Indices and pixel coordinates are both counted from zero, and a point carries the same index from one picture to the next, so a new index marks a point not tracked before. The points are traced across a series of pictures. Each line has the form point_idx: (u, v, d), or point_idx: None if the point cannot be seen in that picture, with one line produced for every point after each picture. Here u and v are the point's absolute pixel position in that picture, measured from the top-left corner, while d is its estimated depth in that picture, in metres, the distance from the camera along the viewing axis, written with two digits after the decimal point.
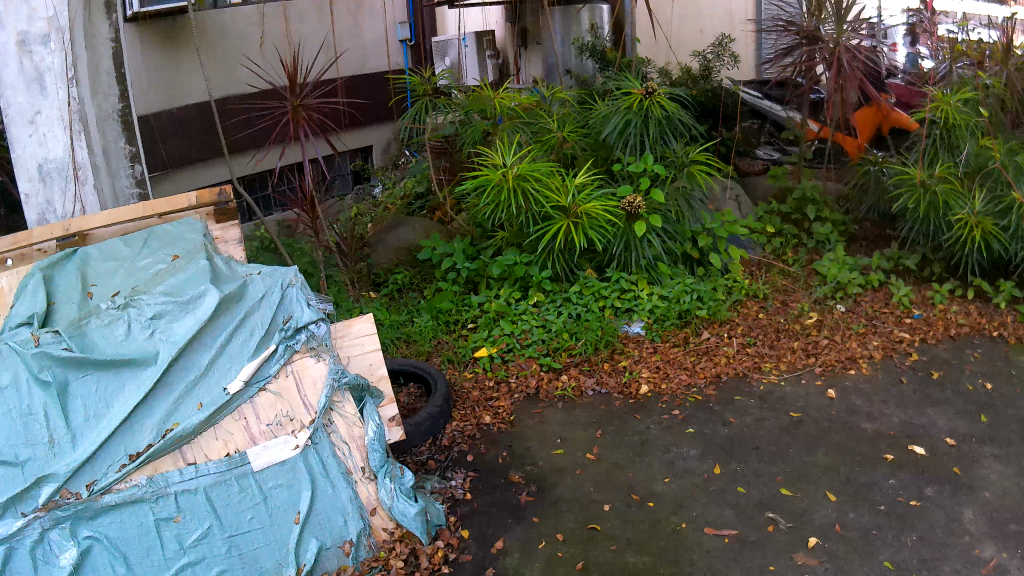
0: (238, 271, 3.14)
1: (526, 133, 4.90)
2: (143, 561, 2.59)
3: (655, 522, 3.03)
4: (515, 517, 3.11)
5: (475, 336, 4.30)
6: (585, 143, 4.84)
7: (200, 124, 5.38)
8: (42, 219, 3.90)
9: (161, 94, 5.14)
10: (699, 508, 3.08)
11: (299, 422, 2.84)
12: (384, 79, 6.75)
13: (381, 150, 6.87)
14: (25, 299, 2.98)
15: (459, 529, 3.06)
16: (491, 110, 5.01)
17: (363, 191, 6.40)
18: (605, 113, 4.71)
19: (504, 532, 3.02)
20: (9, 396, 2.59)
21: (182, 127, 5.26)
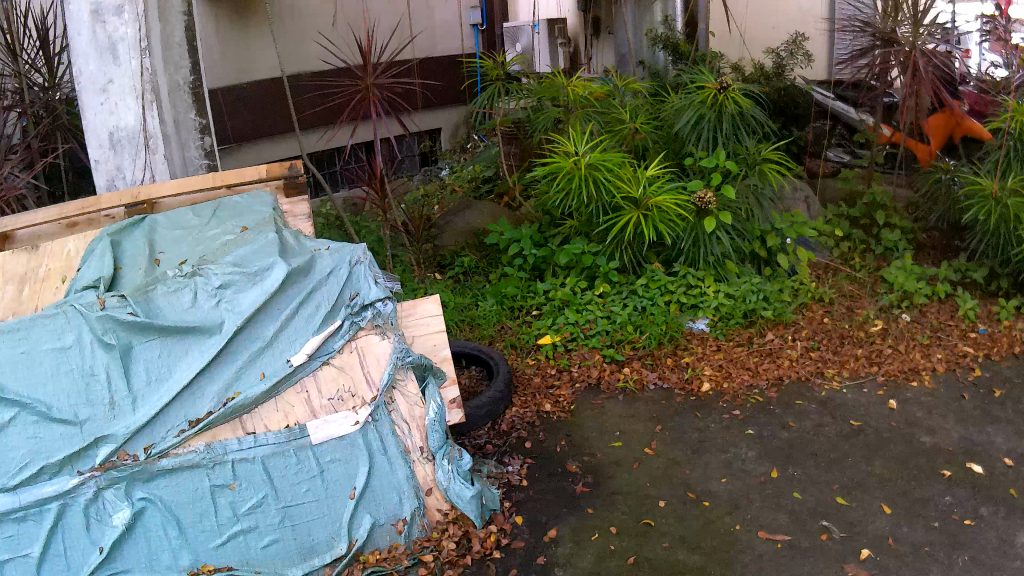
0: (307, 246, 3.17)
1: (598, 122, 4.85)
2: (195, 525, 2.64)
3: (708, 522, 2.99)
4: (570, 506, 3.10)
5: (539, 322, 4.31)
6: (657, 135, 4.80)
7: (270, 100, 5.44)
8: (111, 185, 3.91)
9: (229, 70, 5.18)
10: (753, 510, 3.05)
11: (361, 399, 2.87)
12: (459, 65, 6.83)
13: (449, 132, 6.87)
14: (93, 263, 3.09)
15: (513, 514, 3.06)
16: (564, 100, 4.94)
17: (431, 172, 6.42)
18: (678, 107, 4.66)
19: (558, 521, 3.02)
20: (73, 356, 2.70)
21: (252, 102, 5.29)
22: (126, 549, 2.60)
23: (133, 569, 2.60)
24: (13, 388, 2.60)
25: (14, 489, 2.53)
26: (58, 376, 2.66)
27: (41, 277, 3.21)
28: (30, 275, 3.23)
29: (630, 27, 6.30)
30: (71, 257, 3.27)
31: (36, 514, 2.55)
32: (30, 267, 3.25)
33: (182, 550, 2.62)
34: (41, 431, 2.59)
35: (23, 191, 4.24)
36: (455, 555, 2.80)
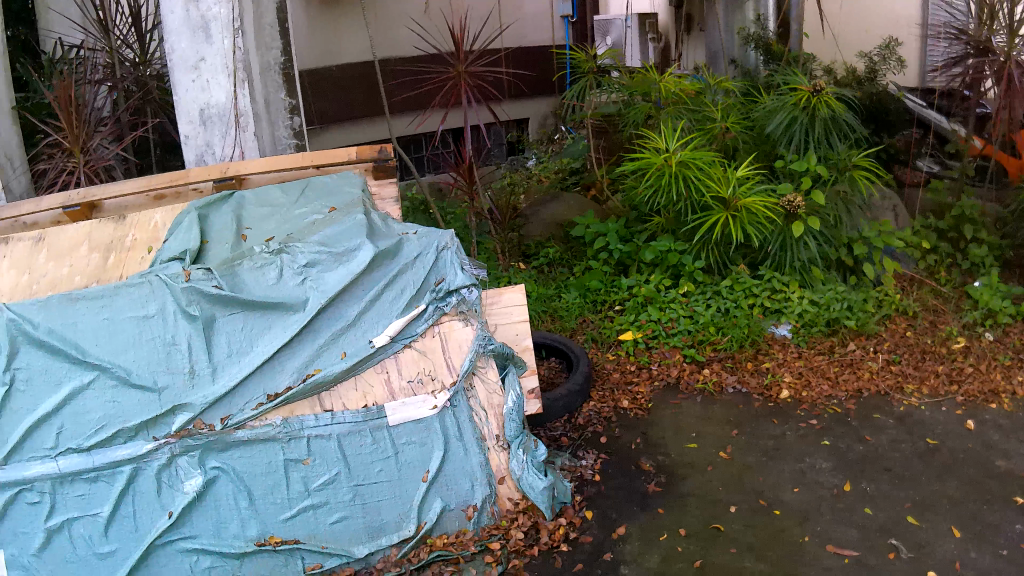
0: (394, 229, 3.22)
1: (688, 119, 4.87)
2: (265, 497, 2.77)
3: (777, 531, 2.96)
4: (641, 505, 3.15)
5: (621, 318, 4.38)
6: (748, 135, 4.79)
7: (360, 83, 5.50)
8: (201, 160, 3.94)
9: (320, 52, 5.26)
10: (823, 523, 2.99)
11: (440, 383, 2.95)
12: (550, 55, 6.85)
13: (537, 122, 6.92)
14: (180, 235, 3.16)
15: (583, 508, 3.13)
16: (655, 94, 4.97)
17: (517, 161, 6.43)
18: (769, 108, 4.63)
19: (627, 519, 3.06)
20: (155, 325, 2.84)
21: (341, 85, 5.38)
22: (195, 515, 2.74)
23: (200, 535, 2.73)
24: (95, 352, 2.76)
25: (89, 450, 2.70)
26: (141, 343, 2.80)
27: (127, 247, 3.30)
28: (116, 244, 3.32)
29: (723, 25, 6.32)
30: (157, 229, 3.36)
31: (107, 476, 2.71)
32: (116, 237, 3.35)
33: (250, 520, 2.75)
34: (119, 396, 2.74)
35: (112, 163, 4.29)
36: (522, 545, 2.89)
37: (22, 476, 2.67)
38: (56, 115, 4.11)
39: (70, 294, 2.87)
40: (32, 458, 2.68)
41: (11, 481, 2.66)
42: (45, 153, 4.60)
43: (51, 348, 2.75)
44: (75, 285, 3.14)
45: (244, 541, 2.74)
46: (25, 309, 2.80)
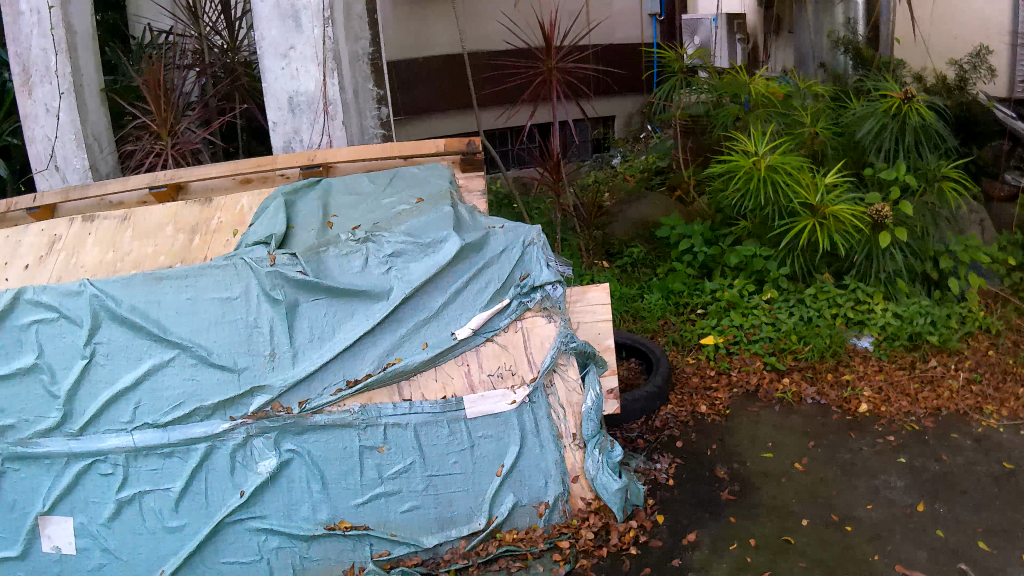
0: (480, 222, 3.22)
1: (777, 123, 4.86)
2: (337, 482, 2.94)
3: (847, 547, 2.92)
4: (712, 512, 3.19)
5: (704, 322, 4.48)
6: (837, 141, 4.72)
7: (445, 76, 5.54)
8: (288, 147, 4.02)
9: (406, 44, 5.36)
10: (895, 542, 2.93)
11: (519, 378, 3.05)
12: (638, 53, 6.77)
13: (622, 121, 6.82)
14: (265, 220, 3.24)
15: (654, 512, 3.22)
16: (744, 95, 5.04)
17: (602, 159, 6.42)
18: (862, 114, 4.59)
19: (698, 526, 3.11)
20: (239, 307, 2.98)
21: (426, 77, 5.45)
22: (266, 496, 2.92)
23: (270, 515, 2.92)
24: (177, 331, 2.94)
25: (165, 426, 2.91)
26: (223, 323, 2.96)
27: (213, 228, 3.37)
28: (203, 226, 3.40)
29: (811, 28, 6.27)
30: (243, 213, 3.42)
31: (182, 452, 2.92)
32: (202, 219, 3.42)
33: (322, 504, 2.93)
34: (198, 374, 2.92)
35: (198, 146, 4.33)
36: (591, 545, 3.00)
37: (98, 447, 2.92)
38: (144, 98, 4.21)
39: (156, 273, 3.05)
40: (110, 431, 2.92)
41: (88, 451, 2.92)
42: (132, 135, 4.70)
43: (132, 325, 2.95)
44: (159, 265, 3.25)
45: (314, 524, 2.92)
46: (111, 287, 3.02)
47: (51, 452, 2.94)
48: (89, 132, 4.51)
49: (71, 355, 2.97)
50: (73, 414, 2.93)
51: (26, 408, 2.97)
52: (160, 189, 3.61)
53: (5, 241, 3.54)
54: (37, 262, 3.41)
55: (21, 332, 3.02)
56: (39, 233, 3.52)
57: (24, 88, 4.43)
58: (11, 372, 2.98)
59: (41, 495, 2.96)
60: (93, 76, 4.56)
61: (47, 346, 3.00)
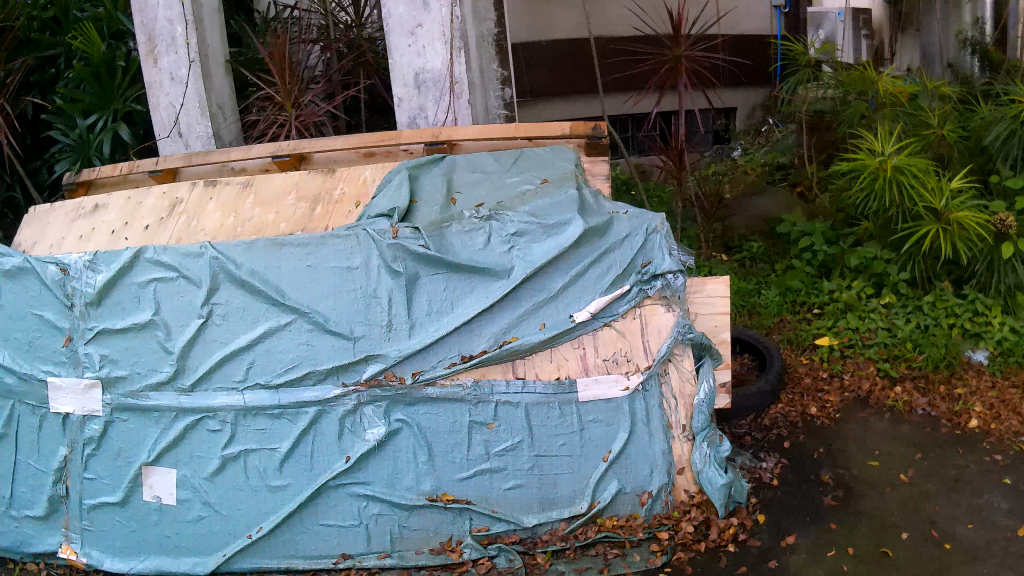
0: (605, 207, 3.22)
1: (905, 124, 4.70)
2: (445, 454, 3.02)
3: (942, 566, 2.81)
4: (814, 516, 3.14)
5: (820, 322, 4.44)
6: (963, 146, 4.56)
7: (569, 60, 5.62)
8: (413, 123, 4.06)
9: (531, 27, 5.55)
10: (993, 565, 2.79)
11: (634, 365, 3.07)
12: (767, 46, 6.53)
13: (744, 114, 6.60)
14: (390, 193, 3.30)
15: (756, 512, 3.19)
16: (871, 93, 4.98)
17: (723, 151, 6.27)
18: (988, 119, 4.45)
19: (798, 529, 3.07)
20: (359, 277, 3.04)
21: (550, 60, 5.60)
22: (372, 463, 3.03)
23: (373, 482, 3.04)
24: (295, 297, 3.04)
25: (276, 388, 3.05)
26: (343, 292, 3.03)
27: (334, 199, 3.43)
28: (325, 195, 3.47)
29: (938, 27, 6.05)
30: (365, 184, 3.47)
31: (290, 414, 3.05)
32: (325, 189, 3.50)
33: (426, 475, 3.02)
34: (313, 339, 3.03)
35: (322, 119, 4.39)
36: (690, 539, 2.99)
37: (209, 404, 3.09)
38: (272, 72, 4.31)
39: (276, 240, 3.11)
40: (222, 389, 3.09)
41: (199, 407, 3.10)
42: (255, 105, 4.73)
43: (253, 288, 3.06)
44: (279, 231, 3.33)
45: (416, 494, 3.02)
46: (232, 250, 3.12)
47: (160, 405, 3.13)
48: (214, 101, 4.64)
49: (189, 314, 3.12)
50: (184, 370, 3.10)
51: (140, 361, 3.16)
52: (284, 158, 3.72)
53: (130, 202, 3.81)
54: (157, 224, 3.60)
55: (139, 289, 3.18)
56: (161, 196, 3.74)
57: (148, 56, 4.54)
58: (127, 326, 3.16)
59: (148, 446, 3.16)
60: (217, 47, 4.70)
61: (164, 303, 3.15)
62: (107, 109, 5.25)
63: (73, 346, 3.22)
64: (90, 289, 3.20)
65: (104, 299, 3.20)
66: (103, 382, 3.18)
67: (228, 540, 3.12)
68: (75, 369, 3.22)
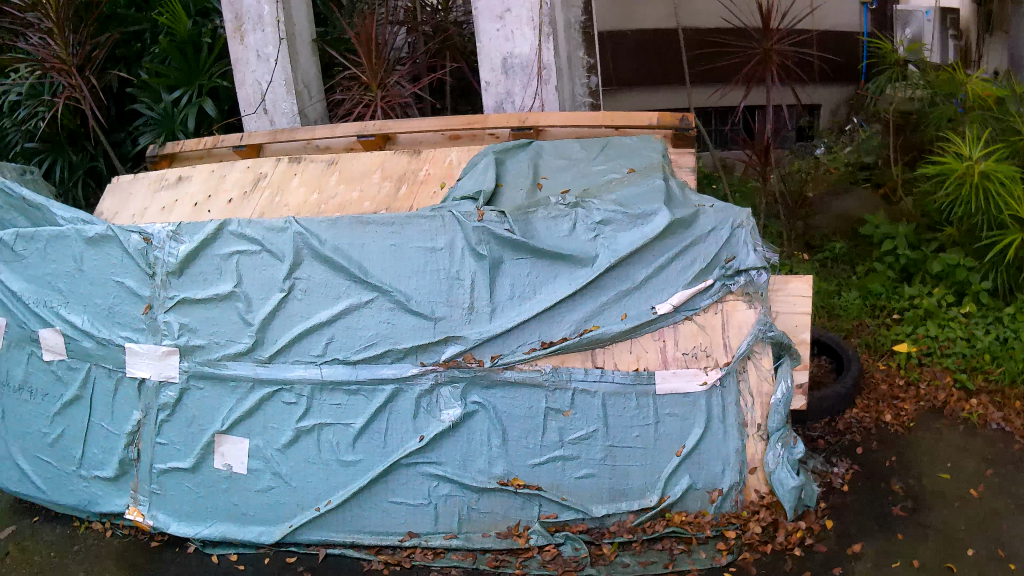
0: (691, 199, 3.18)
1: (993, 130, 4.57)
2: (519, 440, 3.04)
3: None
4: (881, 525, 3.09)
5: (899, 328, 4.33)
6: None
7: (656, 49, 5.57)
8: (500, 107, 4.07)
9: (618, 14, 5.56)
10: None
11: (714, 360, 3.02)
12: (856, 41, 6.23)
13: (829, 110, 6.32)
14: (476, 176, 3.30)
15: (824, 517, 3.14)
16: (961, 95, 4.95)
17: (805, 148, 6.11)
18: None
19: (865, 537, 3.02)
20: (442, 258, 3.05)
21: (636, 49, 5.60)
22: (445, 444, 3.06)
23: (445, 463, 3.08)
24: (377, 275, 3.06)
25: (354, 364, 3.09)
26: (426, 273, 3.05)
27: (419, 180, 3.46)
28: (411, 175, 3.49)
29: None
30: (451, 167, 3.49)
31: (367, 391, 3.09)
32: (411, 169, 3.52)
33: (498, 459, 3.05)
34: (395, 318, 3.06)
35: (408, 100, 4.42)
36: (756, 539, 2.97)
37: (283, 376, 3.15)
38: (359, 52, 4.35)
39: (361, 218, 3.11)
40: (299, 362, 3.14)
41: (274, 379, 3.15)
42: (340, 84, 4.73)
43: (335, 265, 3.09)
44: (364, 210, 3.37)
45: (487, 477, 3.05)
46: (316, 226, 3.13)
47: (237, 375, 3.20)
48: (300, 78, 4.68)
49: (271, 287, 3.17)
50: (264, 342, 3.17)
51: (220, 331, 3.23)
52: (370, 138, 3.76)
53: (214, 175, 3.88)
54: (241, 198, 3.66)
55: (221, 260, 3.24)
56: (245, 170, 3.80)
57: (236, 34, 4.61)
58: (209, 297, 3.23)
59: (222, 415, 3.25)
60: (304, 25, 4.75)
61: (246, 276, 3.21)
62: (193, 85, 5.34)
63: (153, 314, 3.30)
64: (172, 259, 3.27)
65: (185, 269, 3.28)
66: (181, 350, 3.27)
67: (295, 512, 3.21)
68: (154, 337, 3.31)
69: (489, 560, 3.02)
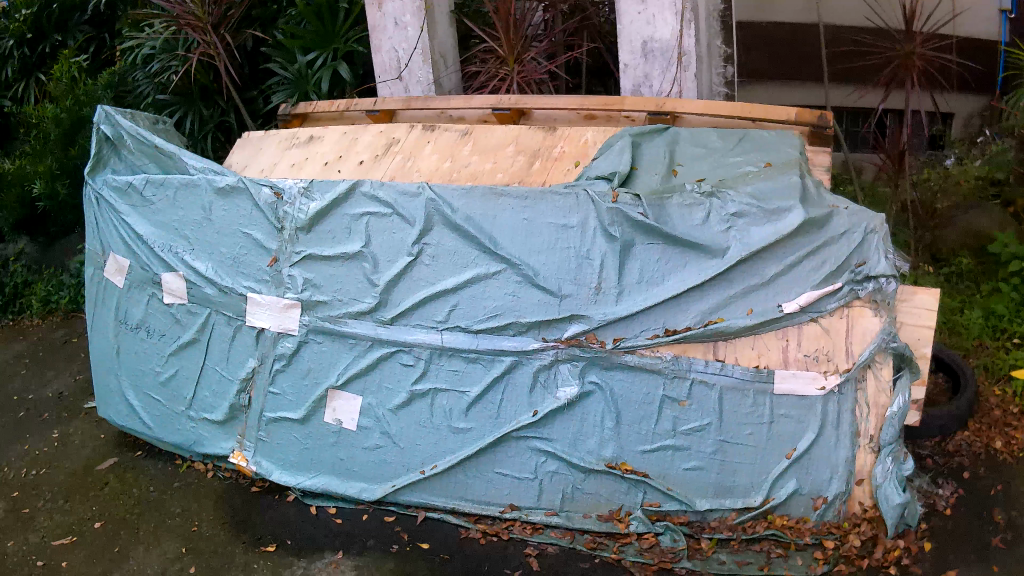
0: (827, 199, 3.03)
1: None
2: (633, 424, 3.03)
3: None
4: (979, 555, 3.00)
5: (1018, 353, 4.16)
6: None
7: (797, 42, 5.46)
8: (637, 89, 4.08)
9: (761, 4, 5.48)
10: None
11: (834, 366, 2.93)
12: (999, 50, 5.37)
13: (960, 122, 5.65)
14: (611, 157, 3.29)
15: (923, 538, 3.07)
16: None
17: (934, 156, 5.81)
18: None
19: (962, 565, 2.95)
20: (573, 236, 3.05)
21: (776, 41, 5.51)
22: (559, 421, 3.08)
23: (556, 440, 3.10)
24: (507, 247, 3.08)
25: (475, 333, 3.12)
26: (555, 249, 3.05)
27: (555, 156, 3.46)
28: (545, 152, 3.50)
29: None
30: (587, 146, 3.47)
31: (486, 361, 3.12)
32: (546, 145, 3.52)
33: (609, 441, 3.05)
34: (520, 292, 3.07)
35: (543, 77, 4.45)
36: (854, 553, 2.94)
37: (405, 339, 3.20)
38: (497, 27, 4.36)
39: (495, 189, 3.12)
40: (421, 326, 3.19)
41: (394, 341, 3.21)
42: (478, 56, 4.78)
43: (466, 233, 3.12)
44: (496, 182, 3.40)
45: (596, 458, 3.06)
46: (449, 194, 3.16)
47: (357, 333, 3.27)
48: (437, 49, 4.70)
49: (398, 250, 3.21)
50: (387, 304, 3.23)
51: (343, 289, 3.30)
52: (505, 111, 3.79)
53: (346, 137, 3.94)
54: (372, 161, 3.73)
55: (352, 220, 3.30)
56: (378, 135, 3.84)
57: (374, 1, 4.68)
58: (336, 255, 3.30)
59: (337, 370, 3.33)
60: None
61: (374, 237, 3.25)
62: (328, 48, 5.43)
63: (278, 266, 3.41)
64: (301, 215, 3.36)
65: (314, 226, 3.36)
66: (304, 304, 3.37)
67: (400, 472, 3.31)
68: (277, 289, 3.42)
69: (587, 541, 3.13)
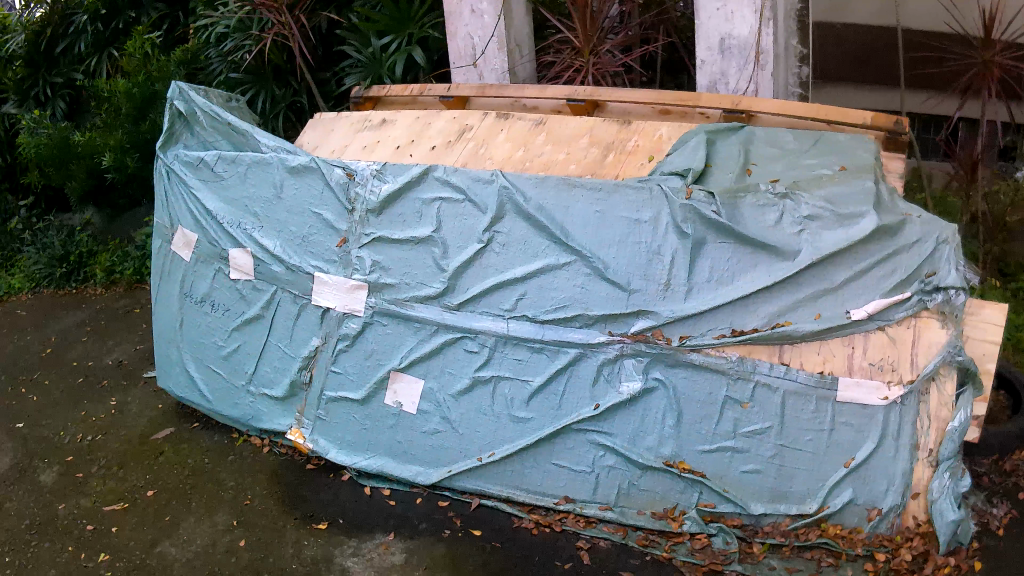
0: (900, 206, 2.96)
1: None
2: (694, 423, 3.00)
3: None
4: None
5: None
6: None
7: (875, 45, 5.29)
8: (713, 86, 4.04)
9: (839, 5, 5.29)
10: None
11: (898, 377, 2.84)
12: None
13: None
14: (686, 153, 3.27)
15: (973, 557, 3.00)
16: None
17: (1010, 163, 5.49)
18: None
19: None
20: (644, 231, 3.03)
21: (854, 43, 5.33)
22: (619, 416, 3.07)
23: (615, 435, 3.09)
24: (579, 238, 3.08)
25: (542, 323, 3.13)
26: (626, 244, 3.04)
27: (628, 150, 3.45)
28: (619, 145, 3.48)
29: None
30: (661, 141, 3.44)
31: (551, 351, 3.12)
32: (620, 139, 3.50)
33: (668, 440, 3.03)
34: (590, 284, 3.07)
35: (619, 70, 4.41)
36: (904, 567, 2.86)
37: (471, 326, 3.22)
38: (574, 18, 4.35)
39: (568, 180, 3.13)
40: (487, 314, 3.20)
41: (461, 326, 3.23)
42: (554, 47, 4.78)
43: (539, 223, 3.13)
44: (568, 173, 3.40)
45: (654, 456, 3.05)
46: (522, 182, 3.17)
47: (422, 317, 3.30)
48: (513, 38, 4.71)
49: (469, 237, 3.23)
50: (454, 290, 3.25)
51: (411, 273, 3.33)
52: (579, 103, 3.80)
53: (418, 122, 3.97)
54: (444, 146, 3.75)
55: (423, 205, 3.33)
56: (451, 121, 3.85)
57: None
58: (404, 238, 3.33)
59: (400, 353, 3.37)
60: None
61: (446, 223, 3.28)
62: (403, 32, 5.47)
63: (347, 247, 3.44)
64: (373, 197, 3.39)
65: (385, 209, 3.39)
66: (369, 286, 3.40)
67: (458, 458, 3.33)
68: (344, 270, 3.45)
69: (639, 539, 3.11)
